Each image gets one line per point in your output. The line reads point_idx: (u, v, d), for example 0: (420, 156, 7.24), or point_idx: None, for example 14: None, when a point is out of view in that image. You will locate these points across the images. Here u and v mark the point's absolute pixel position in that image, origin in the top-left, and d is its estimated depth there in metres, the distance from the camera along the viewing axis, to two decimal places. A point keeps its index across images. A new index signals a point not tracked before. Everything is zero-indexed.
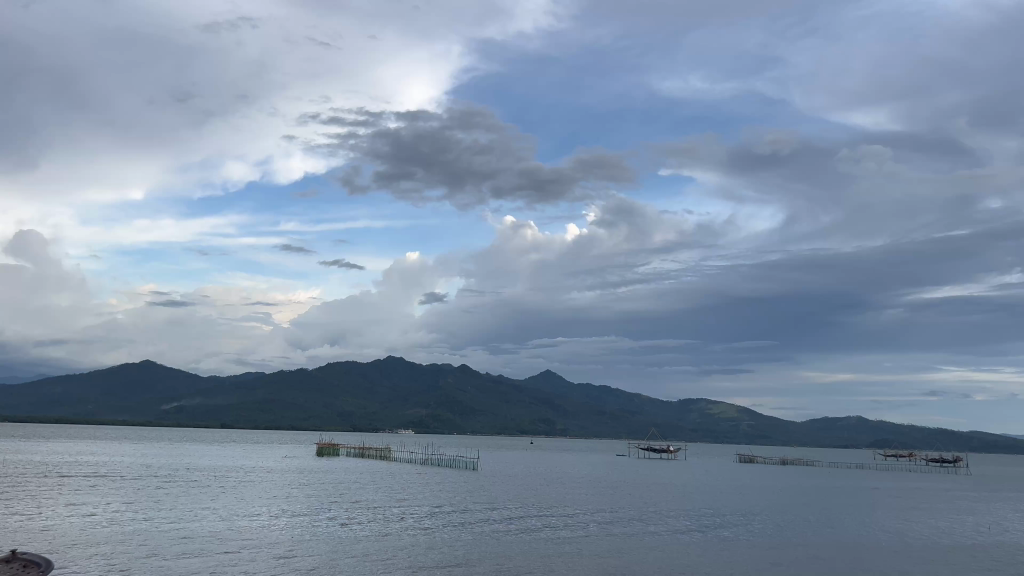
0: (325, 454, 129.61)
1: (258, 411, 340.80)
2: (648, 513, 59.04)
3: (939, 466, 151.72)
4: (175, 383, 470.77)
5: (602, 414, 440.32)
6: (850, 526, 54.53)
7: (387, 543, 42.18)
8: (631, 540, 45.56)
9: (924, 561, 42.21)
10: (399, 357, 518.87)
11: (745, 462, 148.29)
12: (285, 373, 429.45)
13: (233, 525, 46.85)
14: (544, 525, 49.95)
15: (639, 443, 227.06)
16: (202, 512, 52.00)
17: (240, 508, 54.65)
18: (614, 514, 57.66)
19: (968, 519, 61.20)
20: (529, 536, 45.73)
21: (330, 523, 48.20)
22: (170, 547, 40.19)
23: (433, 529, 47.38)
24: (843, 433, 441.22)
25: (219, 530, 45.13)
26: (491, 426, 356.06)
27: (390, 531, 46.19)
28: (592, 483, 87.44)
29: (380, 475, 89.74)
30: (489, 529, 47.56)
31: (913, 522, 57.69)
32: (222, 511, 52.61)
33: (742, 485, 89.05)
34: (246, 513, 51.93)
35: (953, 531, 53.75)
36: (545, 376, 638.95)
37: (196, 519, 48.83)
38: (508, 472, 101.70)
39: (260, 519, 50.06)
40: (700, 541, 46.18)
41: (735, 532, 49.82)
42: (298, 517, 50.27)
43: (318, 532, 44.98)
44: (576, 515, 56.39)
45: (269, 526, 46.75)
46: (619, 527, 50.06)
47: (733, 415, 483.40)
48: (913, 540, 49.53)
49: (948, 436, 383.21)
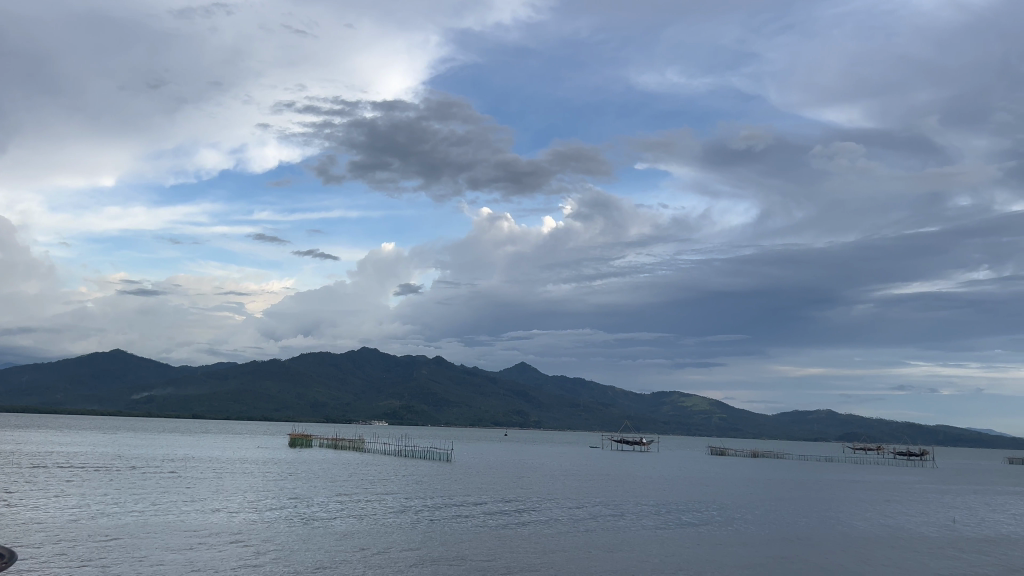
0: (298, 445, 126.79)
1: (229, 402, 335.36)
2: (642, 507, 55.60)
3: (902, 460, 150.79)
4: (145, 373, 464.29)
5: (576, 407, 440.86)
6: (834, 520, 49.70)
7: (391, 536, 39.13)
8: (633, 532, 42.47)
9: (942, 545, 38.94)
10: (373, 349, 515.87)
11: (721, 455, 146.46)
12: (258, 363, 425.15)
13: (214, 519, 43.19)
14: (548, 519, 46.86)
15: (611, 436, 227.37)
16: (163, 505, 47.94)
17: (205, 501, 50.70)
18: (605, 508, 54.08)
19: (945, 511, 55.95)
20: (532, 530, 42.62)
21: (316, 517, 44.81)
22: (166, 540, 36.88)
23: (430, 522, 44.28)
24: (815, 426, 443.65)
25: (193, 524, 41.19)
26: (465, 417, 354.64)
27: (394, 526, 42.35)
28: (571, 475, 84.29)
29: (357, 467, 86.56)
30: (491, 522, 44.68)
31: (894, 516, 52.25)
32: (185, 505, 48.49)
33: (725, 479, 86.34)
34: (209, 507, 47.65)
35: (936, 523, 47.97)
36: (520, 369, 636.02)
37: (157, 513, 44.75)
38: (484, 464, 99.24)
39: (232, 511, 46.33)
40: (703, 533, 42.96)
41: (735, 524, 46.42)
42: (281, 510, 46.68)
43: (314, 526, 41.77)
44: (565, 508, 52.98)
45: (251, 520, 43.15)
46: (623, 520, 47.23)
47: (705, 408, 486.56)
48: (900, 532, 43.87)
49: (917, 429, 385.26)
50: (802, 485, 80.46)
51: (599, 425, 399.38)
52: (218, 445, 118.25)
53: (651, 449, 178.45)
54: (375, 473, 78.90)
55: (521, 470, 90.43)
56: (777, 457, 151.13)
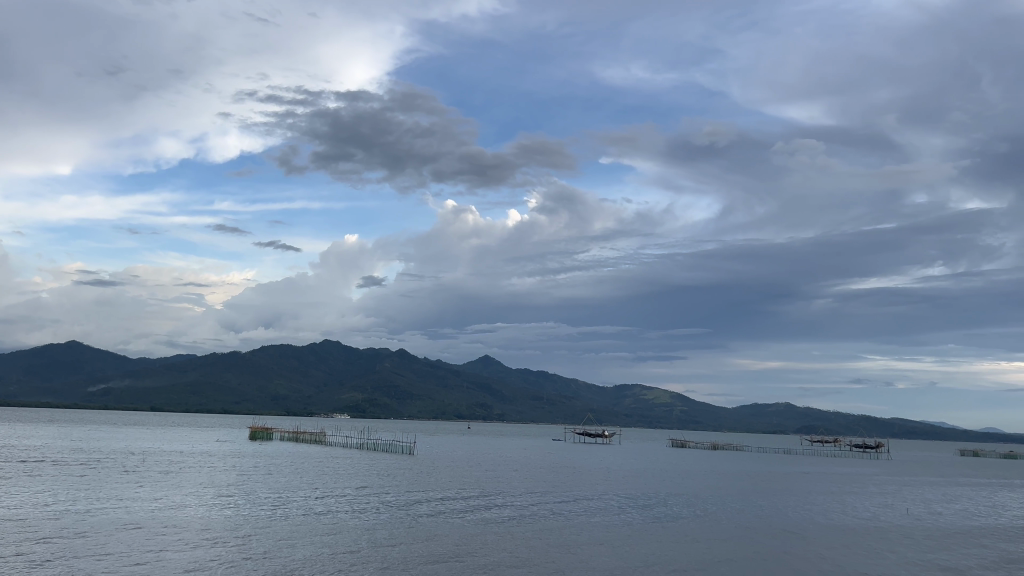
0: (259, 437, 124.90)
1: (188, 394, 330.07)
2: (621, 499, 55.01)
3: (859, 453, 153.26)
4: (102, 365, 454.38)
5: (538, 399, 441.78)
6: (810, 512, 49.32)
7: (379, 535, 36.79)
8: (628, 528, 40.65)
9: (937, 538, 38.24)
10: (335, 341, 511.28)
11: (680, 448, 148.11)
12: (219, 355, 419.00)
13: (187, 516, 40.72)
14: (536, 514, 45.20)
15: (572, 429, 227.62)
16: (131, 502, 45.11)
17: (174, 496, 48.57)
18: (587, 502, 52.60)
19: (908, 502, 56.37)
20: (523, 527, 40.44)
21: (292, 513, 42.59)
22: (141, 538, 34.37)
23: (414, 520, 41.67)
24: (773, 419, 448.99)
25: (169, 520, 39.03)
26: (427, 409, 353.06)
27: (380, 524, 39.93)
28: (532, 467, 83.89)
29: (320, 460, 85.26)
30: (480, 520, 42.28)
31: (864, 507, 52.32)
32: (157, 500, 46.23)
33: (681, 470, 86.95)
34: (180, 503, 45.47)
35: (907, 514, 47.93)
36: (484, 361, 633.75)
37: (128, 508, 42.50)
38: (445, 457, 98.41)
39: (206, 506, 43.93)
40: (700, 527, 41.34)
41: (726, 518, 45.02)
42: (254, 507, 44.25)
43: (292, 522, 39.58)
44: (546, 502, 51.40)
45: (226, 517, 40.67)
46: (615, 515, 45.53)
47: (666, 401, 491.47)
48: (877, 524, 43.37)
49: (872, 422, 392.18)
50: (763, 476, 81.37)
51: (562, 418, 400.12)
52: (176, 439, 115.84)
53: (613, 441, 178.82)
54: (338, 466, 77.70)
55: (483, 462, 89.99)
56: (737, 449, 152.61)
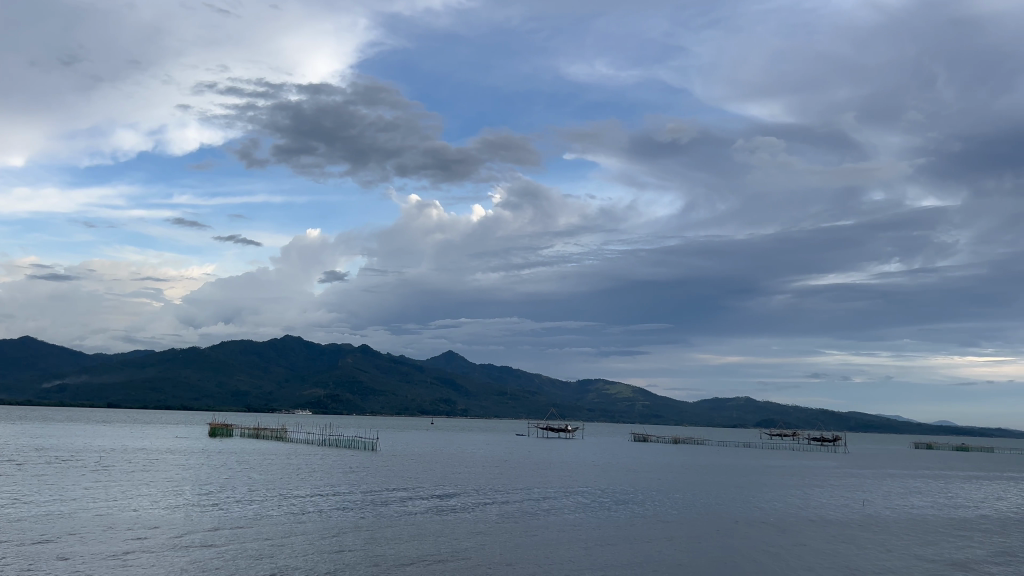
0: (218, 434, 121.17)
1: (146, 391, 324.05)
2: (607, 495, 53.40)
3: (818, 446, 154.51)
4: (56, 362, 442.25)
5: (502, 394, 440.73)
6: (802, 506, 48.21)
7: (372, 535, 34.71)
8: (627, 526, 38.72)
9: (952, 535, 36.68)
10: (296, 337, 504.03)
11: (643, 442, 147.58)
12: (177, 351, 410.31)
13: (167, 515, 38.10)
14: (531, 513, 43.10)
15: (535, 424, 226.87)
16: (101, 502, 42.11)
17: (148, 496, 45.70)
18: (578, 499, 50.73)
19: (888, 496, 55.83)
20: (520, 526, 38.35)
21: (272, 513, 40.06)
22: (118, 541, 31.70)
23: (401, 520, 39.26)
24: (733, 413, 453.06)
25: (145, 520, 36.44)
26: (390, 406, 350.14)
27: (368, 523, 37.73)
28: (499, 463, 82.28)
29: (279, 455, 83.36)
30: (473, 518, 40.08)
31: (850, 500, 51.55)
32: (132, 500, 43.47)
33: (647, 464, 86.08)
34: (154, 502, 42.85)
35: (898, 508, 47.15)
36: (447, 357, 631.03)
37: (98, 508, 39.89)
38: (411, 453, 96.46)
39: (185, 506, 41.38)
40: (703, 524, 39.46)
41: (725, 514, 43.58)
42: (236, 506, 41.68)
43: (277, 523, 37.01)
44: (535, 500, 49.41)
45: (205, 517, 38.07)
46: (613, 513, 43.57)
47: (629, 396, 493.13)
48: (873, 518, 42.26)
49: (830, 416, 397.63)
50: (730, 470, 80.55)
51: (526, 413, 399.86)
52: (130, 436, 112.35)
53: (576, 436, 177.30)
54: (298, 463, 75.70)
55: (449, 459, 88.06)
56: (697, 443, 152.89)
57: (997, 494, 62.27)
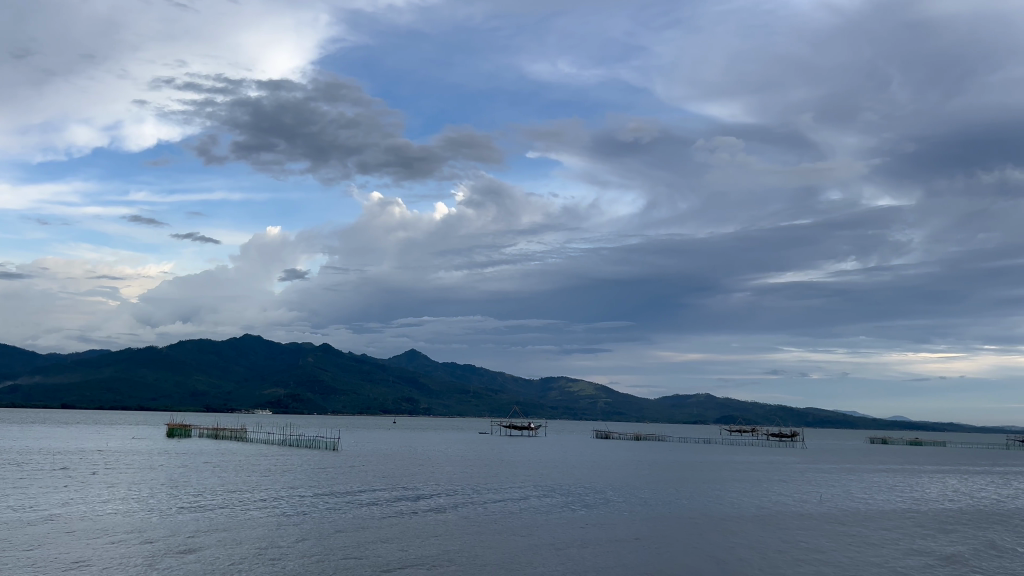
0: (176, 435, 118.94)
1: (102, 391, 317.53)
2: (588, 493, 53.09)
3: (775, 442, 156.46)
4: (7, 363, 431.37)
5: (465, 393, 439.28)
6: (781, 502, 48.30)
7: (367, 537, 34.10)
8: (614, 524, 38.39)
9: (941, 530, 36.63)
10: (256, 337, 497.33)
11: (605, 440, 147.86)
12: (133, 351, 402.45)
13: (141, 520, 36.81)
14: (517, 513, 42.40)
15: (499, 422, 226.06)
16: (71, 508, 40.56)
17: (122, 499, 44.24)
18: (557, 497, 50.31)
19: (860, 492, 56.19)
20: (515, 526, 37.77)
21: (249, 517, 38.87)
22: (95, 547, 30.31)
23: (391, 521, 38.62)
24: (694, 409, 457.12)
25: (121, 526, 35.26)
26: (352, 405, 346.92)
27: (357, 525, 37.07)
28: (464, 462, 81.56)
29: (241, 456, 82.66)
30: (463, 519, 39.62)
31: (826, 496, 51.75)
32: (107, 504, 42.11)
33: (610, 462, 86.06)
34: (127, 506, 41.54)
35: (873, 503, 47.44)
36: (409, 357, 627.53)
37: (70, 513, 38.78)
38: (373, 453, 95.19)
39: (166, 510, 40.27)
40: (697, 522, 39.17)
41: (707, 510, 43.53)
42: (215, 510, 40.62)
43: (258, 527, 35.94)
44: (513, 499, 48.74)
45: (187, 521, 36.96)
46: (599, 512, 42.84)
47: (591, 393, 494.75)
48: (854, 513, 42.34)
49: (789, 412, 402.91)
50: (693, 467, 80.94)
51: (488, 411, 399.61)
52: (82, 438, 110.27)
53: (538, 435, 176.38)
54: (264, 463, 75.06)
55: (413, 458, 87.25)
56: (659, 440, 154.09)
57: (959, 488, 63.21)
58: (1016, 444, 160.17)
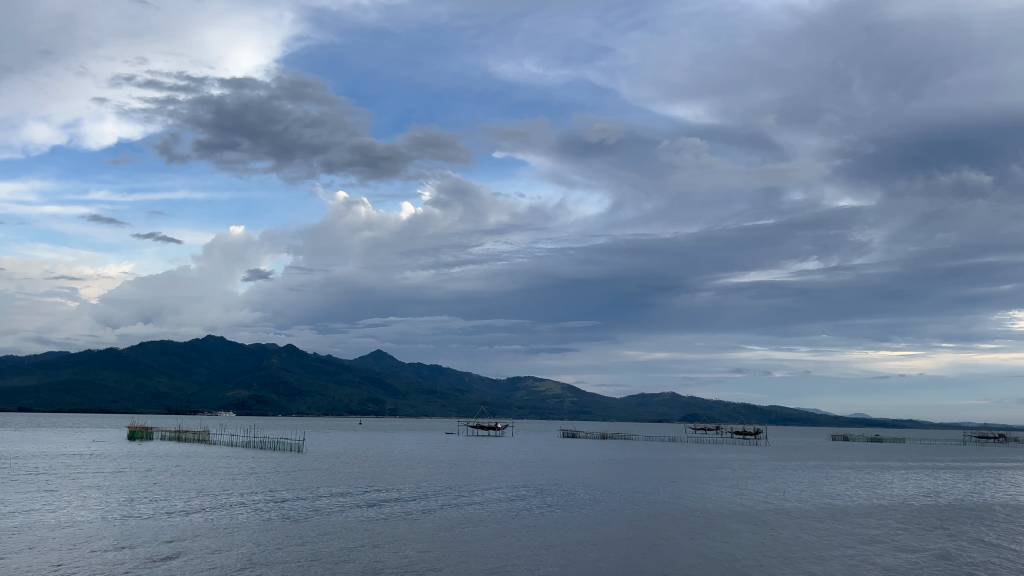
0: (136, 436, 116.94)
1: (61, 393, 310.93)
2: (569, 493, 52.29)
3: (739, 439, 156.90)
4: None
5: (431, 394, 437.19)
6: (762, 500, 47.92)
7: (353, 540, 33.43)
8: (606, 524, 37.89)
9: (926, 526, 36.25)
10: (218, 338, 490.75)
11: (571, 438, 147.78)
12: (91, 352, 394.08)
13: (112, 528, 35.34)
14: (499, 514, 41.61)
15: (465, 421, 224.83)
16: (39, 515, 38.89)
17: (94, 506, 42.77)
18: (537, 497, 49.54)
19: (834, 488, 56.21)
20: (500, 527, 37.23)
21: (226, 522, 37.59)
22: (74, 555, 29.35)
23: (373, 523, 37.83)
24: (659, 408, 459.16)
25: (97, 533, 33.91)
26: (317, 407, 343.23)
27: (336, 530, 36.21)
28: (431, 462, 81.06)
29: (206, 459, 81.80)
30: (445, 521, 39.09)
31: (803, 493, 51.67)
32: (79, 510, 40.71)
33: (575, 462, 85.89)
34: (100, 512, 40.12)
35: (851, 500, 47.27)
36: (375, 357, 623.10)
37: (39, 521, 37.29)
38: (337, 453, 94.44)
39: (138, 516, 38.81)
40: (682, 521, 38.78)
41: (690, 509, 43.06)
42: (189, 516, 39.25)
43: (239, 533, 34.80)
44: (491, 500, 47.94)
45: (160, 528, 35.49)
46: (583, 513, 42.03)
47: (558, 392, 494.91)
48: (835, 510, 41.96)
49: (753, 410, 405.83)
50: (660, 465, 80.86)
51: (454, 411, 397.86)
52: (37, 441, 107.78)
53: (504, 434, 175.28)
54: (232, 465, 73.71)
55: (381, 459, 86.51)
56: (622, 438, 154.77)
57: (927, 484, 63.53)
58: (970, 438, 164.82)
